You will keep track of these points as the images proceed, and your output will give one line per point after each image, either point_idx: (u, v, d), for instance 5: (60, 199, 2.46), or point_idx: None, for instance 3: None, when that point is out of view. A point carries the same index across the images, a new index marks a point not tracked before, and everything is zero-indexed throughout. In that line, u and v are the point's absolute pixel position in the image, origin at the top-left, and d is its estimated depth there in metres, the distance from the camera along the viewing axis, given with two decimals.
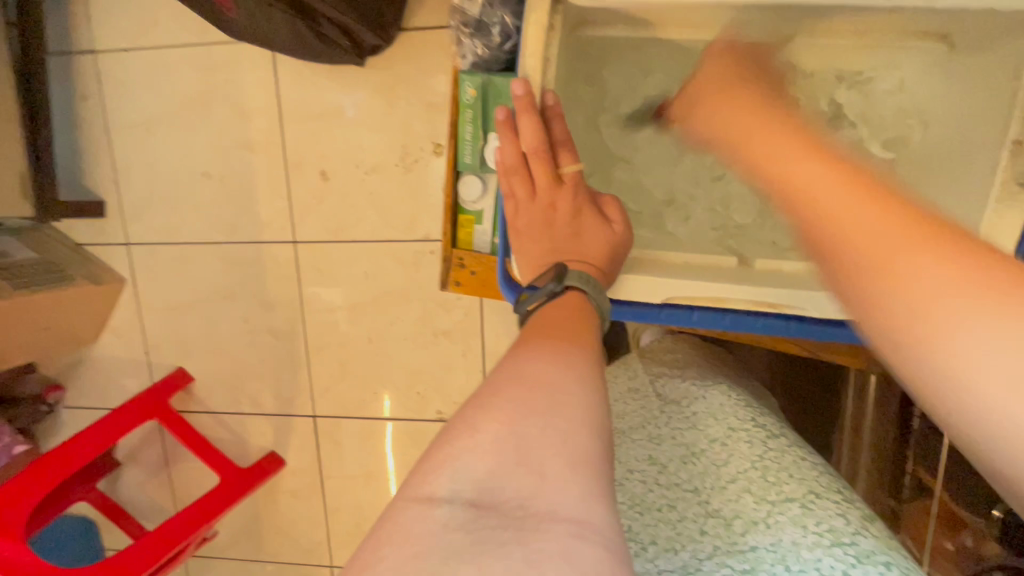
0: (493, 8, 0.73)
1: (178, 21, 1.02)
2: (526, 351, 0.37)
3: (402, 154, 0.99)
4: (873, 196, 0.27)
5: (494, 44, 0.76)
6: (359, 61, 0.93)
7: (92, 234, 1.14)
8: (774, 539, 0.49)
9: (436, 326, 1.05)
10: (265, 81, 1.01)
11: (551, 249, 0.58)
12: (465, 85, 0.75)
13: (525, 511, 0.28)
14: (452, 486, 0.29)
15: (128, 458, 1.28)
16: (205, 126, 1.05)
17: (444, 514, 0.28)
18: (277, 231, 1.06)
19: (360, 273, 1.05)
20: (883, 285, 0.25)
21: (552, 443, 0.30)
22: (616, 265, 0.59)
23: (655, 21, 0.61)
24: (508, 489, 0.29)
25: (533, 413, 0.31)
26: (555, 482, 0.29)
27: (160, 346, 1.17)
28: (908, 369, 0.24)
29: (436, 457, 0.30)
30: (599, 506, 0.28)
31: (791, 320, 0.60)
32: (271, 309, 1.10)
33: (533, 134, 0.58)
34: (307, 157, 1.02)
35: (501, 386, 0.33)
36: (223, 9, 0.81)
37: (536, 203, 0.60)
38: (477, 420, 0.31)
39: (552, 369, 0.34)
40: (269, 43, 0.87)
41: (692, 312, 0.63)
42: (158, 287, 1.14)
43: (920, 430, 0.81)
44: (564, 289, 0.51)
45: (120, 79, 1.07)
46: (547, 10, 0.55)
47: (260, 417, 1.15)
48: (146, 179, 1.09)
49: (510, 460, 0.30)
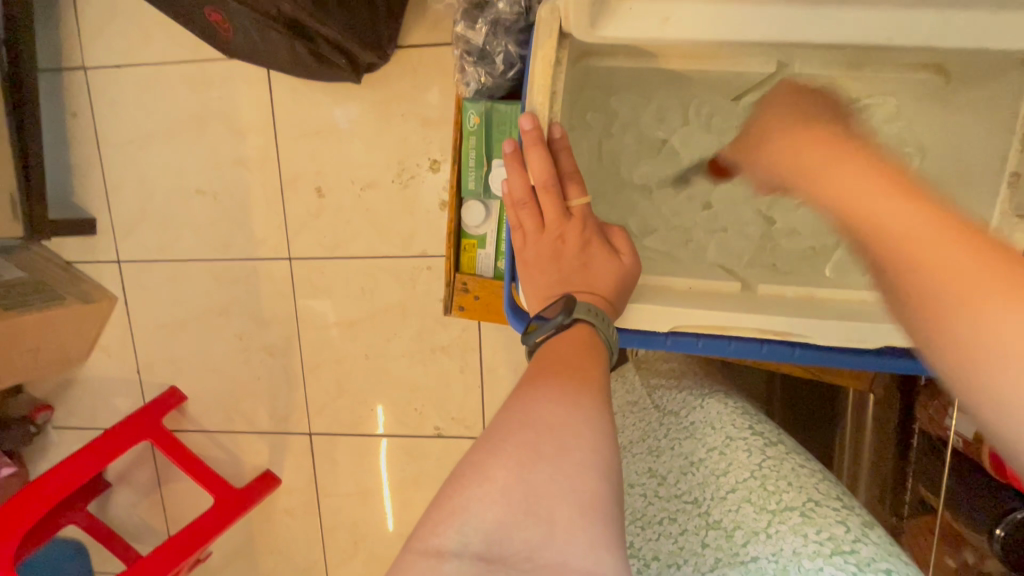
0: (497, 36, 0.74)
1: (167, 35, 1.01)
2: (534, 390, 0.38)
3: (398, 170, 0.99)
4: (957, 243, 0.27)
5: (497, 71, 0.77)
6: (357, 79, 0.92)
7: (80, 251, 1.12)
8: (774, 548, 0.47)
9: (435, 341, 1.05)
10: (258, 97, 1.01)
11: (558, 281, 0.53)
12: (469, 112, 0.78)
13: (534, 563, 0.30)
14: (460, 538, 0.31)
15: (117, 479, 1.25)
16: (197, 142, 1.04)
17: (453, 568, 0.30)
18: (272, 247, 1.05)
19: (357, 289, 1.05)
20: (933, 292, 0.27)
21: (557, 490, 0.32)
22: (624, 297, 0.55)
23: (661, 53, 0.58)
24: (516, 540, 0.31)
25: (541, 459, 0.33)
26: (562, 532, 0.31)
27: (152, 365, 1.15)
28: (987, 413, 0.24)
29: (445, 506, 0.33)
30: (608, 553, 0.31)
31: (801, 347, 0.58)
32: (265, 327, 1.09)
33: (542, 165, 0.55)
34: (302, 174, 1.02)
35: (508, 426, 0.35)
36: (221, 28, 0.81)
37: (546, 234, 0.56)
38: (488, 466, 0.33)
39: (555, 409, 0.36)
40: (265, 58, 0.88)
41: (699, 340, 0.59)
42: (150, 305, 1.13)
43: (920, 446, 0.80)
44: (573, 321, 0.47)
45: (110, 94, 1.06)
46: (553, 43, 0.53)
47: (255, 436, 1.15)
48: (137, 197, 1.08)
49: (519, 511, 0.32)
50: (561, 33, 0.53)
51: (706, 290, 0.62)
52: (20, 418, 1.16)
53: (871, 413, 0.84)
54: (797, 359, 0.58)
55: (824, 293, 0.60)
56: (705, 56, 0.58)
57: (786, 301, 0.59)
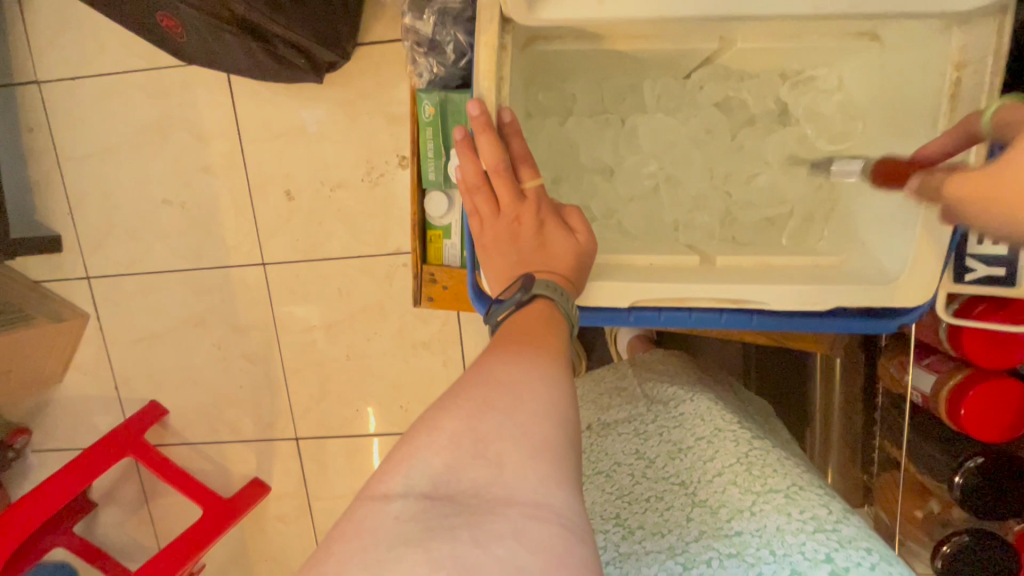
0: (446, 26, 0.80)
1: (126, 44, 1.04)
2: (490, 358, 0.40)
3: (367, 169, 1.03)
4: None
5: (449, 61, 0.82)
6: (318, 79, 0.96)
7: (49, 271, 1.13)
8: (758, 525, 0.50)
9: (415, 338, 1.10)
10: (222, 101, 1.04)
11: (518, 262, 0.56)
12: (424, 103, 0.80)
13: (479, 498, 0.31)
14: (406, 482, 0.33)
15: (103, 497, 1.28)
16: (162, 150, 1.07)
17: (397, 508, 0.31)
18: (245, 253, 1.10)
19: (334, 290, 1.10)
20: None
21: (505, 436, 0.34)
22: (584, 273, 0.57)
23: (605, 34, 0.59)
24: (463, 480, 0.32)
25: (495, 407, 0.35)
26: (511, 471, 0.32)
27: (129, 381, 1.19)
28: None
29: (401, 450, 0.34)
30: (557, 492, 0.32)
31: (757, 315, 0.62)
32: (244, 334, 1.13)
33: (492, 150, 0.57)
34: (270, 177, 1.06)
35: (465, 385, 0.37)
36: (175, 33, 0.84)
37: (501, 216, 0.59)
38: (439, 419, 0.35)
39: (516, 371, 0.38)
40: (219, 62, 0.90)
41: (660, 313, 0.62)
42: (125, 320, 1.16)
43: (888, 406, 0.86)
44: (532, 297, 0.50)
45: (68, 108, 1.08)
46: (496, 29, 0.55)
47: (241, 445, 1.19)
48: (100, 210, 1.11)
49: (467, 455, 0.33)
50: (502, 19, 0.55)
51: (667, 265, 0.64)
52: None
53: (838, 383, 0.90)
54: (754, 326, 0.62)
55: (774, 261, 0.64)
56: (649, 34, 0.59)
57: (745, 271, 0.62)
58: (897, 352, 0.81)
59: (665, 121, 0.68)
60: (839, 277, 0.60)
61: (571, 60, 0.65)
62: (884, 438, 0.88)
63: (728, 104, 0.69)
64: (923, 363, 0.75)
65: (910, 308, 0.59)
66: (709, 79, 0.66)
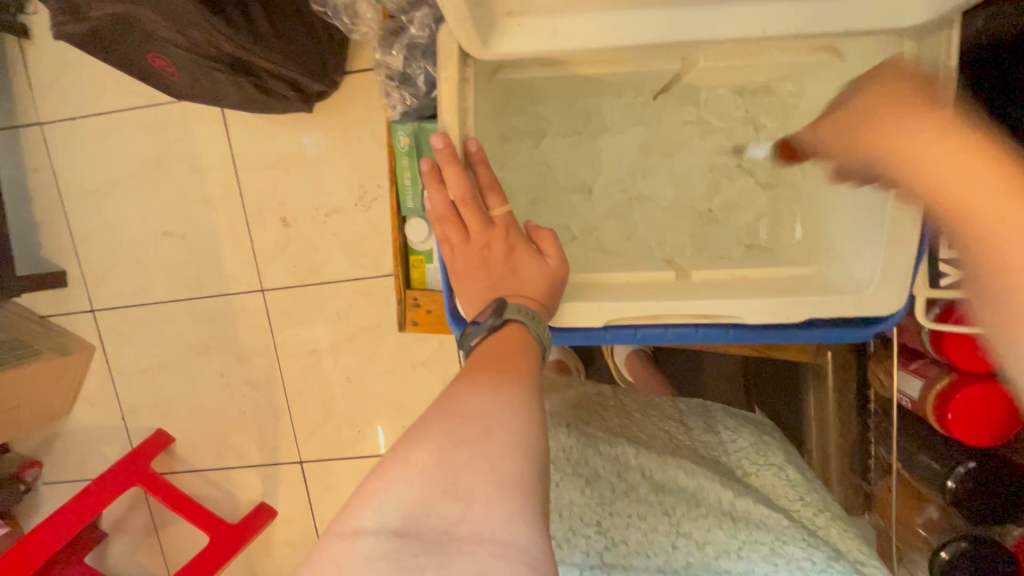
0: (415, 61, 0.81)
1: (124, 88, 1.14)
2: (465, 385, 0.39)
3: (360, 193, 1.11)
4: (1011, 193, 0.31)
5: (421, 93, 0.83)
6: (309, 108, 1.05)
7: (55, 305, 1.23)
8: (745, 567, 0.54)
9: (414, 357, 1.15)
10: (218, 137, 1.13)
11: (489, 289, 0.56)
12: (400, 134, 0.83)
13: (450, 536, 0.31)
14: (378, 517, 0.32)
15: (114, 527, 1.35)
16: (162, 186, 1.16)
17: (367, 547, 0.31)
18: (243, 282, 1.17)
19: (333, 314, 1.16)
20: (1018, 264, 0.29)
21: (477, 469, 0.33)
22: (556, 297, 0.58)
23: (567, 59, 0.61)
24: (433, 518, 0.32)
25: (463, 442, 0.34)
26: (481, 508, 0.32)
27: (136, 412, 1.26)
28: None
29: (367, 490, 0.34)
30: (522, 528, 0.32)
31: (734, 328, 0.62)
32: (245, 360, 1.20)
33: (459, 183, 0.58)
34: (267, 207, 1.13)
35: (438, 416, 0.36)
36: (166, 71, 0.90)
37: (471, 245, 0.59)
38: (410, 451, 0.34)
39: (487, 400, 0.37)
40: (212, 96, 0.97)
41: (636, 331, 0.62)
42: (130, 351, 1.24)
43: (876, 412, 0.88)
44: (505, 321, 0.50)
45: (70, 150, 1.18)
46: (455, 66, 0.56)
47: (246, 469, 1.24)
48: (105, 246, 1.20)
49: (437, 491, 0.32)
50: (461, 56, 0.56)
51: (638, 283, 0.65)
52: (9, 477, 1.25)
53: (833, 393, 0.90)
54: (732, 339, 0.62)
55: (744, 275, 0.65)
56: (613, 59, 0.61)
57: (713, 287, 0.63)
58: (882, 358, 0.81)
59: (626, 138, 0.72)
60: (817, 287, 0.61)
61: (546, 87, 0.67)
62: (876, 446, 0.90)
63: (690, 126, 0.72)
64: (909, 366, 0.74)
65: (884, 316, 0.59)
66: (663, 109, 0.71)
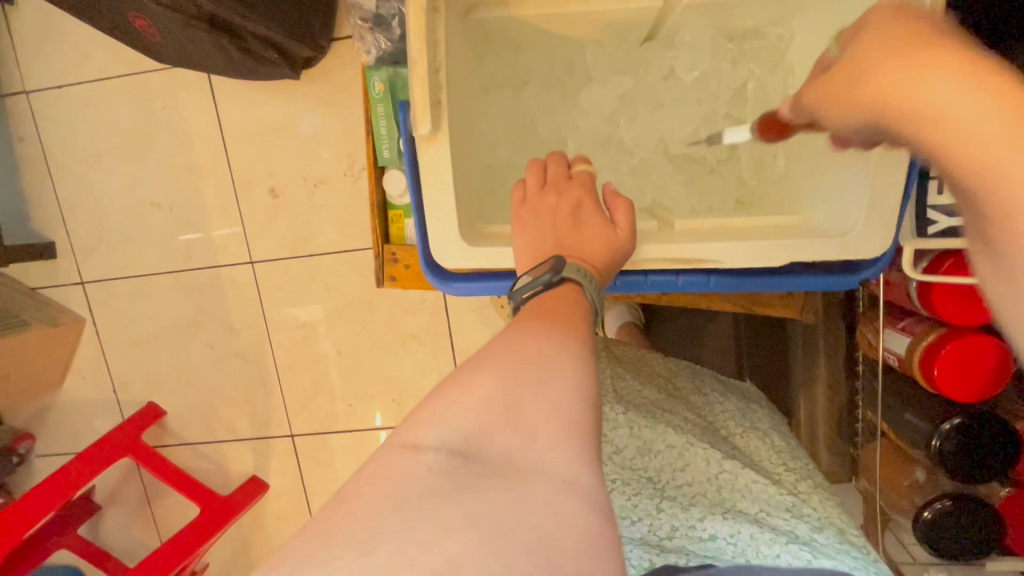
0: (389, 1, 0.89)
1: (108, 52, 1.09)
2: (517, 329, 0.36)
3: (348, 163, 1.06)
4: (983, 99, 0.26)
5: (394, 35, 0.91)
6: (296, 74, 1.01)
7: (45, 277, 1.20)
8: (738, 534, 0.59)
9: (404, 330, 1.13)
10: (204, 105, 1.09)
11: (552, 243, 0.51)
12: (375, 80, 0.88)
13: (513, 466, 0.30)
14: (438, 435, 0.31)
15: (109, 499, 1.32)
16: (146, 156, 1.12)
17: (427, 461, 0.30)
18: (233, 254, 1.13)
19: (322, 287, 1.12)
20: (996, 165, 0.26)
21: (541, 411, 0.31)
22: (615, 265, 0.52)
23: None
24: (493, 443, 0.31)
25: (525, 381, 0.32)
26: (544, 438, 0.30)
27: (127, 384, 1.23)
28: (1017, 242, 0.26)
29: (424, 412, 0.32)
30: (586, 462, 0.31)
31: (716, 276, 0.66)
32: (235, 334, 1.17)
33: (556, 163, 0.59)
34: (255, 178, 1.09)
35: (495, 355, 0.34)
36: (147, 31, 0.84)
37: (546, 198, 0.55)
38: (470, 377, 0.33)
39: (550, 338, 0.35)
40: (196, 58, 0.92)
41: (679, 277, 0.65)
42: (120, 326, 1.21)
43: (864, 374, 0.87)
44: (561, 280, 0.43)
45: (57, 117, 1.15)
46: None
47: (237, 442, 1.22)
48: (93, 217, 1.17)
49: (498, 418, 0.31)
50: None
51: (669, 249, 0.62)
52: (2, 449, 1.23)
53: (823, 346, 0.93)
54: (716, 286, 0.66)
55: (732, 223, 0.67)
56: None
57: (701, 233, 0.66)
58: (870, 318, 0.82)
59: None
60: (796, 231, 0.64)
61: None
62: (865, 410, 0.88)
63: (672, 77, 0.77)
64: (898, 326, 0.75)
65: (873, 258, 0.60)
66: (650, 55, 0.76)
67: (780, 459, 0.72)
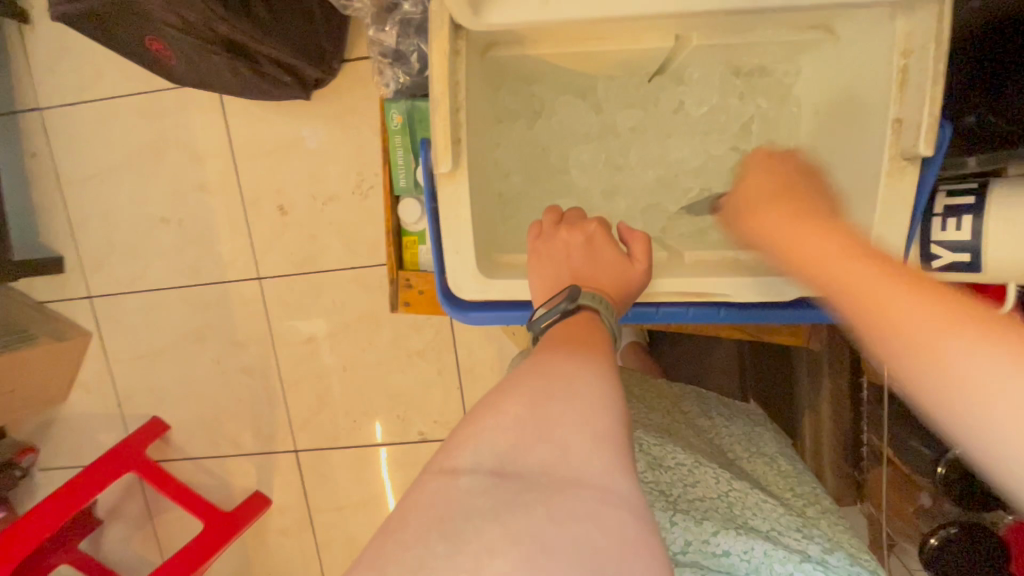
0: (409, 37, 0.95)
1: (124, 76, 1.18)
2: (552, 355, 0.43)
3: (358, 181, 1.14)
4: (875, 273, 0.36)
5: (413, 69, 0.97)
6: (307, 95, 1.10)
7: (55, 290, 1.27)
8: (745, 547, 0.62)
9: (409, 347, 1.20)
10: (215, 123, 1.18)
11: (568, 272, 0.60)
12: (393, 113, 0.95)
13: (547, 477, 0.35)
14: (475, 459, 0.36)
15: (109, 514, 1.38)
16: (159, 174, 1.21)
17: (467, 482, 0.35)
18: (241, 268, 1.21)
19: (329, 303, 1.20)
20: (916, 335, 0.32)
21: (569, 424, 0.37)
22: (631, 292, 0.62)
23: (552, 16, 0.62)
24: (529, 461, 0.36)
25: (550, 404, 0.38)
26: (576, 458, 0.35)
27: (131, 397, 1.31)
28: (970, 435, 0.29)
29: (461, 438, 0.38)
30: (621, 477, 0.36)
31: (725, 308, 0.72)
32: (241, 348, 1.25)
33: (578, 214, 0.68)
34: (263, 195, 1.18)
35: (523, 378, 0.41)
36: (164, 57, 0.95)
37: (564, 238, 0.64)
38: (502, 404, 0.39)
39: (573, 371, 0.41)
40: (210, 83, 1.02)
41: (688, 309, 0.73)
42: (128, 337, 1.28)
43: (868, 400, 0.97)
44: (577, 307, 0.53)
45: (70, 138, 1.22)
46: (446, 38, 0.64)
47: (241, 457, 1.29)
48: (103, 231, 1.24)
49: (530, 441, 0.36)
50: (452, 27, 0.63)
51: (679, 289, 0.70)
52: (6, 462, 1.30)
53: (824, 374, 1.01)
54: (724, 318, 0.73)
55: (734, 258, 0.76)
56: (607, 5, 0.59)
57: (701, 270, 0.73)
58: None
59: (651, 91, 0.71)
60: None
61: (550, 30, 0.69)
62: (870, 434, 0.98)
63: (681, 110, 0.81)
64: None
65: None
66: (661, 89, 0.80)
67: (782, 485, 0.78)
